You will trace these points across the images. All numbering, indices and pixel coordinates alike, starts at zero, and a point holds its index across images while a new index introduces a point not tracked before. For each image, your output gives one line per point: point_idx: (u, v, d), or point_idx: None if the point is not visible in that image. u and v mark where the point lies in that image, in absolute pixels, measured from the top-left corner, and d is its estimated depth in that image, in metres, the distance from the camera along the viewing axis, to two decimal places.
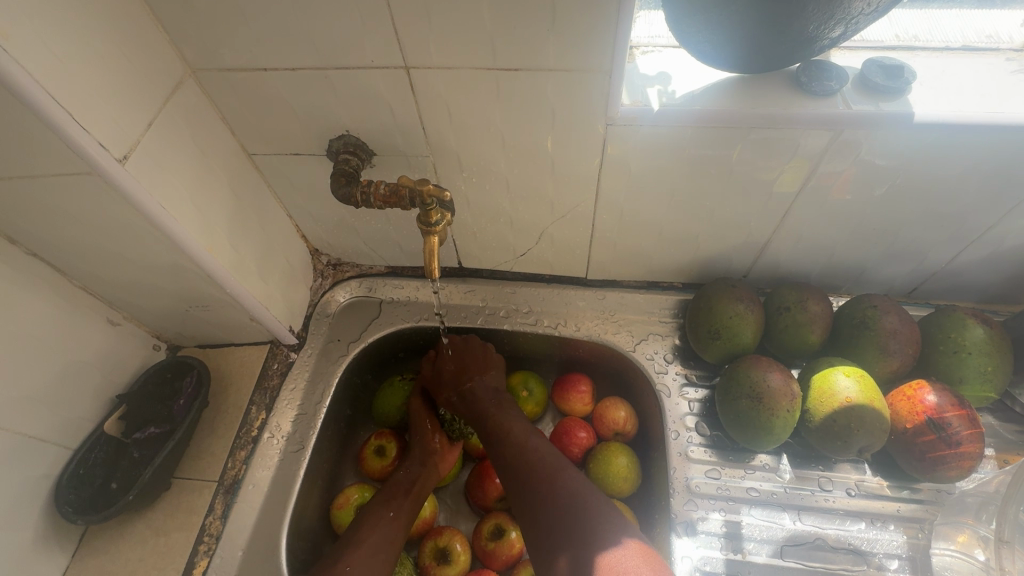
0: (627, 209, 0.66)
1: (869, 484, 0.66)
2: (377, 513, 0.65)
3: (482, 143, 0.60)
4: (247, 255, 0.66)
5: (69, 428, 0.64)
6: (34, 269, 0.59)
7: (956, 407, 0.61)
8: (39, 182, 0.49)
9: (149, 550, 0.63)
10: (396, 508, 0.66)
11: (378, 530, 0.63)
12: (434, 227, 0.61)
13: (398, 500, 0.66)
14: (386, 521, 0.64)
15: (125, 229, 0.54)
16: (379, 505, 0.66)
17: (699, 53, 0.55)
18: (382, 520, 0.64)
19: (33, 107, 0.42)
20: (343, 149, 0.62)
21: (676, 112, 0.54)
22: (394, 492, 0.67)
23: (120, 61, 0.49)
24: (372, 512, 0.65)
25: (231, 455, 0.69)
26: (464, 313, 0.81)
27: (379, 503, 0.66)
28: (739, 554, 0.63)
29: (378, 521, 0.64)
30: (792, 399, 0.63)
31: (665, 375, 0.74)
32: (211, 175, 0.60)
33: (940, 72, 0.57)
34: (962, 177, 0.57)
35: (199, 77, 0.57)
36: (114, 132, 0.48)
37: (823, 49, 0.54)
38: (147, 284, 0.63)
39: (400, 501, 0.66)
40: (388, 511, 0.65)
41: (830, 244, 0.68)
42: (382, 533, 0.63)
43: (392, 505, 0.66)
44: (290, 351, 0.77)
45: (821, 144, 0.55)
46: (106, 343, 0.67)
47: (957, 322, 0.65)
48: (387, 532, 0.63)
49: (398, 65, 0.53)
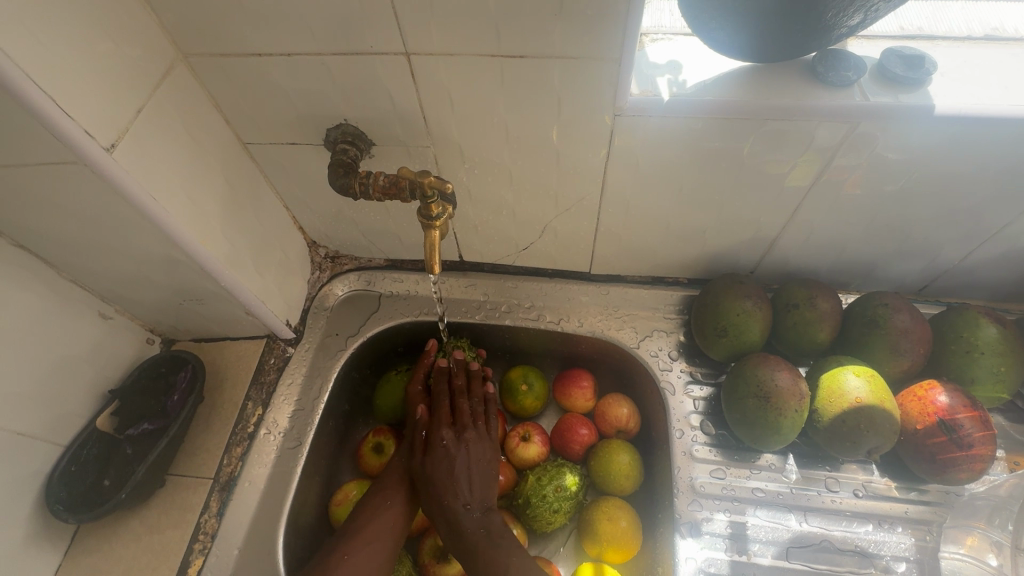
0: (633, 203, 0.65)
1: (876, 486, 0.65)
2: (375, 501, 0.65)
3: (486, 134, 0.58)
4: (242, 248, 0.64)
5: (60, 424, 0.62)
6: (21, 260, 0.57)
7: (968, 409, 0.60)
8: (24, 171, 0.47)
9: (143, 548, 0.62)
10: (393, 496, 0.65)
11: (376, 518, 0.63)
12: (435, 220, 0.59)
13: (394, 488, 0.66)
14: (383, 510, 0.64)
15: (115, 221, 0.53)
16: (377, 495, 0.65)
17: (711, 41, 0.53)
18: (380, 509, 0.64)
19: (16, 93, 0.40)
20: (341, 138, 0.60)
21: (686, 102, 0.52)
22: (389, 480, 0.67)
23: (108, 44, 0.47)
24: (370, 500, 0.65)
25: (227, 452, 0.68)
26: (465, 308, 0.79)
27: (376, 493, 0.66)
28: (744, 556, 0.62)
29: (375, 509, 0.64)
30: (800, 398, 0.61)
31: (670, 373, 0.73)
32: (204, 165, 0.58)
33: (960, 63, 0.55)
34: (979, 172, 0.55)
35: (191, 62, 0.55)
36: (101, 120, 0.46)
37: (839, 37, 0.52)
38: (139, 276, 0.61)
39: (396, 490, 0.66)
40: (385, 500, 0.65)
41: (840, 240, 0.67)
42: (380, 522, 0.63)
43: (389, 493, 0.65)
44: (287, 346, 0.75)
45: (836, 137, 0.54)
46: (97, 337, 0.66)
47: (970, 321, 0.63)
48: (384, 522, 0.63)
49: (398, 51, 0.51)
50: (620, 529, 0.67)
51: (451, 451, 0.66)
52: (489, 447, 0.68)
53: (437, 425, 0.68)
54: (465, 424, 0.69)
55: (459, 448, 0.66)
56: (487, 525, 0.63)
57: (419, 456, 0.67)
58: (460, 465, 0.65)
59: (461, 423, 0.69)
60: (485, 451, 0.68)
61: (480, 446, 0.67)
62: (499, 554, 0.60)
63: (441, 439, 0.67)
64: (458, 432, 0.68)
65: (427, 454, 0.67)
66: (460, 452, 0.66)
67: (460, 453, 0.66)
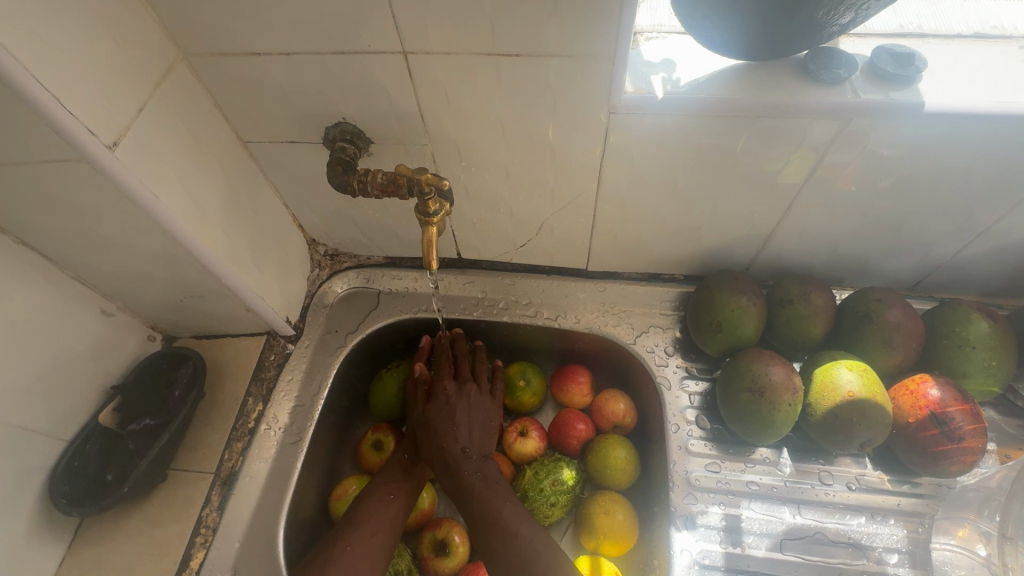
0: (629, 201, 0.65)
1: (869, 479, 0.66)
2: (378, 494, 0.65)
3: (483, 132, 0.59)
4: (243, 245, 0.65)
5: (63, 419, 0.63)
6: (23, 257, 0.58)
7: (959, 402, 0.60)
8: (27, 168, 0.48)
9: (145, 542, 0.63)
10: (396, 489, 0.66)
11: (378, 511, 0.64)
12: (433, 217, 0.60)
13: (397, 481, 0.67)
14: (385, 503, 0.65)
15: (117, 218, 0.53)
16: (380, 487, 0.66)
17: (705, 40, 0.54)
18: (382, 502, 0.65)
19: (20, 92, 0.41)
20: (340, 136, 0.61)
21: (680, 99, 0.53)
22: (392, 473, 0.68)
23: (110, 44, 0.47)
24: (373, 492, 0.66)
25: (228, 447, 0.68)
26: (463, 304, 0.80)
27: (380, 484, 0.67)
28: (738, 548, 0.62)
29: (378, 502, 0.65)
30: (793, 393, 0.62)
31: (665, 368, 0.74)
32: (204, 164, 0.59)
33: (951, 61, 0.55)
34: (970, 168, 0.56)
35: (191, 61, 0.56)
36: (103, 118, 0.47)
37: (831, 36, 0.53)
38: (140, 273, 0.62)
39: (399, 482, 0.67)
40: (388, 493, 0.66)
41: (834, 237, 0.68)
42: (382, 514, 0.64)
43: (392, 486, 0.66)
44: (287, 343, 0.76)
45: (827, 134, 0.54)
46: (99, 334, 0.66)
47: (961, 316, 0.64)
48: (386, 514, 0.64)
49: (396, 50, 0.52)
50: (616, 522, 0.67)
51: (452, 401, 0.69)
52: (488, 403, 0.72)
53: (439, 376, 0.72)
54: (465, 378, 0.72)
55: (459, 398, 0.70)
56: (483, 470, 0.65)
57: (421, 404, 0.70)
58: (461, 414, 0.68)
59: (463, 376, 0.72)
60: (483, 405, 0.71)
61: (479, 400, 0.71)
62: (493, 498, 0.62)
63: (443, 387, 0.70)
64: (460, 384, 0.71)
65: (429, 402, 0.70)
66: (461, 402, 0.69)
67: (461, 402, 0.69)
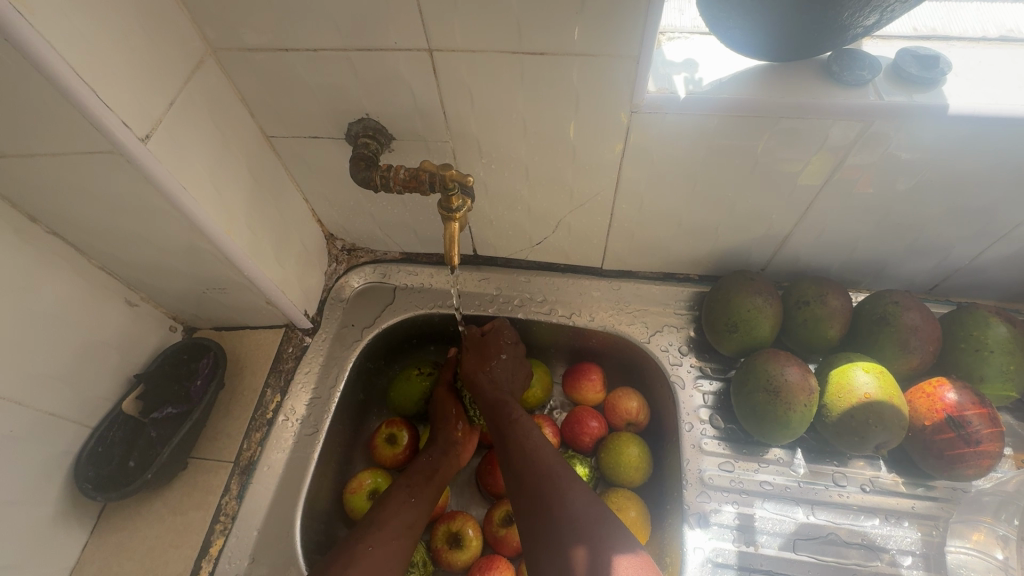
0: (647, 200, 0.66)
1: (883, 481, 0.66)
2: (400, 496, 0.65)
3: (505, 130, 0.60)
4: (264, 237, 0.66)
5: (88, 406, 0.65)
6: (53, 246, 0.59)
7: (977, 406, 0.60)
8: (63, 160, 0.49)
9: (166, 527, 0.64)
10: (418, 494, 0.66)
11: (400, 515, 0.63)
12: (455, 213, 0.60)
13: (421, 486, 0.67)
14: (407, 507, 0.64)
15: (146, 210, 0.54)
16: (402, 489, 0.66)
17: (728, 40, 0.54)
18: (404, 505, 0.64)
19: (57, 84, 0.42)
20: (363, 132, 0.61)
21: (703, 99, 0.53)
22: (418, 477, 0.67)
23: (143, 39, 0.48)
24: (396, 496, 0.65)
25: (247, 437, 0.69)
26: (478, 301, 0.80)
27: (403, 486, 0.66)
28: (751, 547, 0.63)
29: (400, 505, 0.64)
30: (809, 394, 0.62)
31: (680, 367, 0.74)
32: (230, 157, 0.60)
33: (976, 64, 0.55)
34: (991, 173, 0.56)
35: (219, 57, 0.57)
36: (136, 111, 0.48)
37: (856, 37, 0.53)
38: (167, 264, 0.63)
39: (422, 487, 0.67)
40: (410, 496, 0.65)
41: (852, 239, 0.68)
42: (403, 518, 0.63)
43: (415, 490, 0.66)
44: (304, 335, 0.77)
45: (849, 136, 0.54)
46: (123, 323, 0.68)
47: (980, 319, 0.64)
48: (407, 518, 0.63)
49: (422, 48, 0.53)
50: (629, 518, 0.68)
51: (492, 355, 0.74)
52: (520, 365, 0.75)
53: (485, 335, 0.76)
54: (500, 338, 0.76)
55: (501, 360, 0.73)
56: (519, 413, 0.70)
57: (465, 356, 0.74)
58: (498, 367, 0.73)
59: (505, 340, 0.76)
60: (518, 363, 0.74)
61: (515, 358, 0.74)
62: (532, 435, 0.65)
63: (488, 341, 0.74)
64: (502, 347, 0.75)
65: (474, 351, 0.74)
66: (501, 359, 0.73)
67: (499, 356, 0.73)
